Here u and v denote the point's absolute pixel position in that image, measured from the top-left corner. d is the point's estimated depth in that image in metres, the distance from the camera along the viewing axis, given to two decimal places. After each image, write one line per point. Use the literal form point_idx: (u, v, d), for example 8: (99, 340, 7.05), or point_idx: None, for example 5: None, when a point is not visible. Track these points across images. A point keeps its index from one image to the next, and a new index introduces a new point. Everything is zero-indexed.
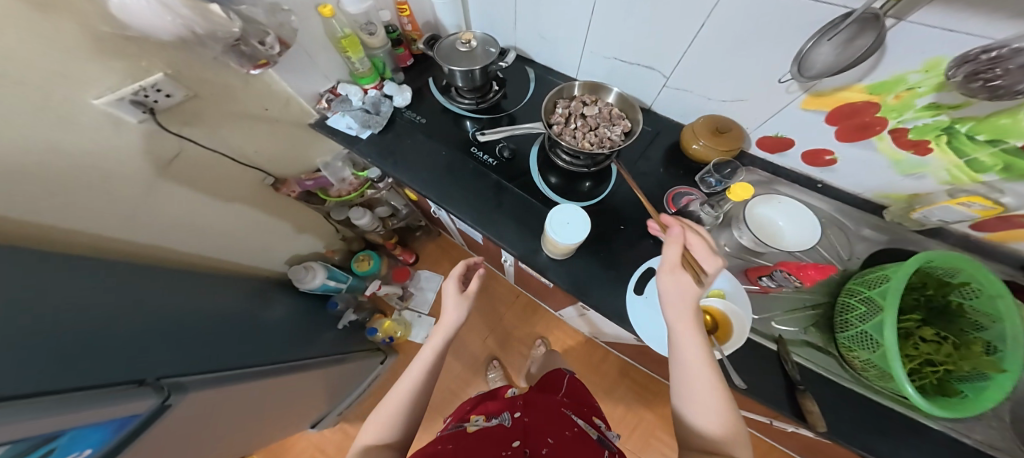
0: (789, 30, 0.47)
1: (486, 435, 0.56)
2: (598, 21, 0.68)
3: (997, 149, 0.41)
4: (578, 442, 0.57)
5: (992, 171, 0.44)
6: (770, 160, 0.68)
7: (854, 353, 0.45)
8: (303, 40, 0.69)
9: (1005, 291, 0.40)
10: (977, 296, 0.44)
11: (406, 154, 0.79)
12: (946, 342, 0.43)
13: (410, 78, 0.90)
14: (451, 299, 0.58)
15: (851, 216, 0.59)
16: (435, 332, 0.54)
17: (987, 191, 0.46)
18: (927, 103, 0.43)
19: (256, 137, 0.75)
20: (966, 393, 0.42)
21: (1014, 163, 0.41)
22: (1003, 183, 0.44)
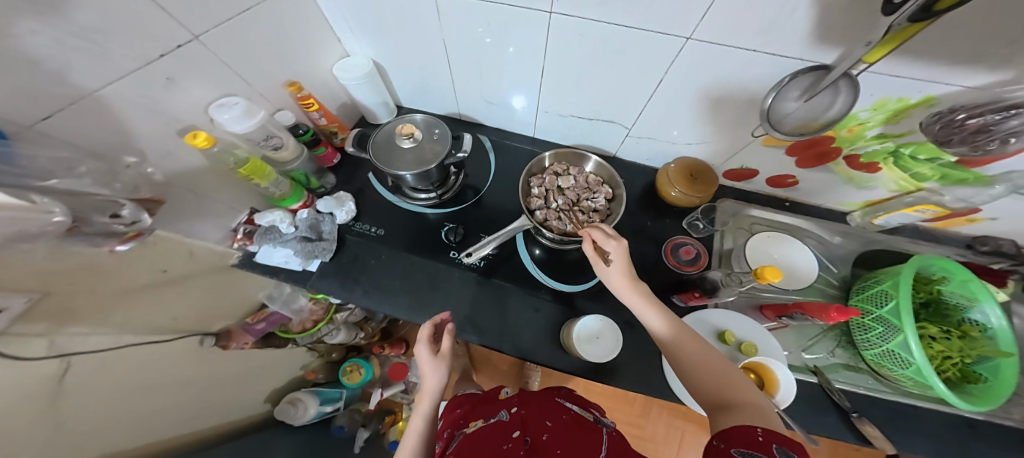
0: (746, 79, 0.48)
1: (487, 437, 0.52)
2: (547, 83, 0.65)
3: (936, 165, 0.47)
4: (582, 424, 0.51)
5: (932, 181, 0.51)
6: (738, 187, 0.70)
7: (887, 369, 0.49)
8: (194, 177, 0.52)
9: (973, 276, 0.48)
10: (953, 284, 0.51)
11: (377, 278, 0.68)
12: (952, 335, 0.50)
13: (343, 178, 0.78)
14: (428, 368, 0.51)
15: (823, 226, 0.65)
16: (423, 395, 0.50)
17: (931, 193, 0.53)
18: (876, 133, 0.47)
19: (168, 308, 0.55)
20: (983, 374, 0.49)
21: (951, 174, 0.48)
22: (943, 189, 0.51)
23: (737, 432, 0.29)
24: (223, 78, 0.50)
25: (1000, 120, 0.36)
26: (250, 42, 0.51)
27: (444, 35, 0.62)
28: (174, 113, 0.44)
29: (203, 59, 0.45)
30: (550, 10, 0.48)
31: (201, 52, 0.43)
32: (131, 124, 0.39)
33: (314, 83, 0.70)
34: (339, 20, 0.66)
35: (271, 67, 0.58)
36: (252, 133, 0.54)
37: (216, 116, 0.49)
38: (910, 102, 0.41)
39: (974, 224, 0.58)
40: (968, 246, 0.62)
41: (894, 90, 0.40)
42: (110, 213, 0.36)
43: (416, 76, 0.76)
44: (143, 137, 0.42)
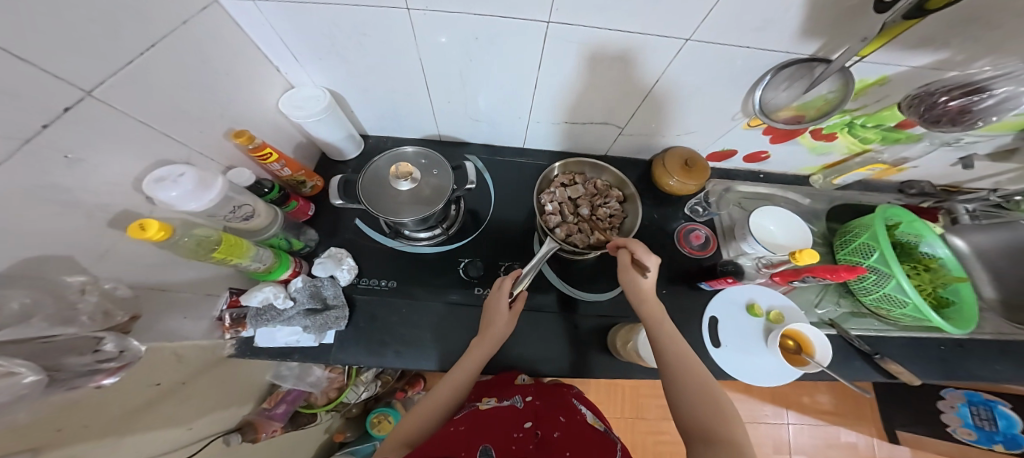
0: (737, 74, 0.52)
1: (496, 415, 0.49)
2: (542, 94, 0.62)
3: (880, 129, 0.60)
4: (596, 431, 0.49)
5: (876, 142, 0.64)
6: (718, 167, 0.78)
7: (885, 308, 0.61)
8: (148, 279, 0.39)
9: (915, 217, 0.66)
10: (908, 231, 0.67)
11: (401, 334, 0.60)
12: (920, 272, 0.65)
13: (324, 232, 0.65)
14: (500, 317, 0.55)
15: (791, 189, 0.76)
16: (482, 343, 0.54)
17: (876, 153, 0.67)
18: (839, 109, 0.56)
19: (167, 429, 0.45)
20: (952, 298, 0.64)
21: (890, 135, 0.62)
22: (882, 148, 0.66)
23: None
24: (163, 149, 0.36)
25: (977, 102, 0.47)
26: (184, 100, 0.37)
27: (422, 56, 0.52)
28: (117, 202, 0.32)
29: (135, 129, 0.32)
30: (547, 20, 0.44)
31: (127, 123, 0.31)
32: (64, 231, 0.28)
33: (278, 129, 0.56)
34: (277, 48, 0.48)
35: (220, 122, 0.44)
36: (212, 206, 0.39)
37: (158, 196, 0.33)
38: (869, 81, 0.50)
39: (900, 172, 0.75)
40: (900, 191, 0.80)
41: (864, 73, 0.49)
42: (90, 352, 0.28)
43: (384, 106, 0.65)
44: (80, 246, 0.30)
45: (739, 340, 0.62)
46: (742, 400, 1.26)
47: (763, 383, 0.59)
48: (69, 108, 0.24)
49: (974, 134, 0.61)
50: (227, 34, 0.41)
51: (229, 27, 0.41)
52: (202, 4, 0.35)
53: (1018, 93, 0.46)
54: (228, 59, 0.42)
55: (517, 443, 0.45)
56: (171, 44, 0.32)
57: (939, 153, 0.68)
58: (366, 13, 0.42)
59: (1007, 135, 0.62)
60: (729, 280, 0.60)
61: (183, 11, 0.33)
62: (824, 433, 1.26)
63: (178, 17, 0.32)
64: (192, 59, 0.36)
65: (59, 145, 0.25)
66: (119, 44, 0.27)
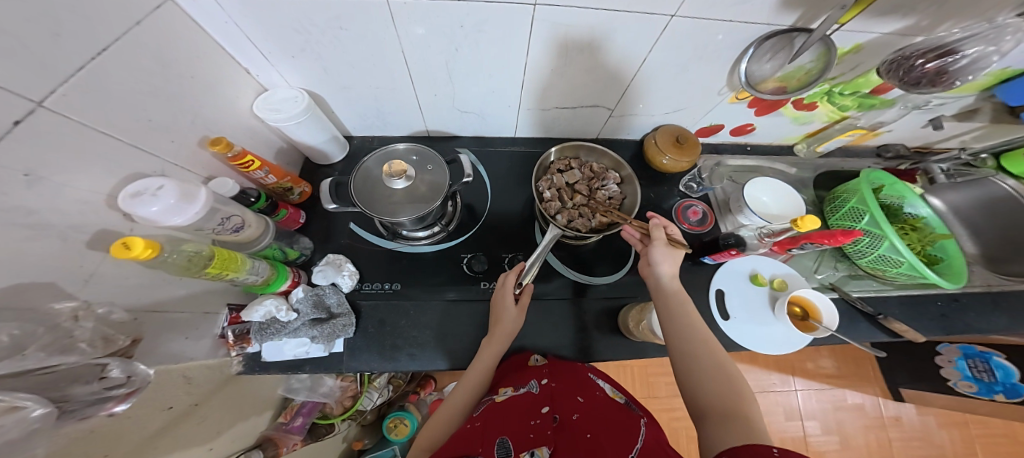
0: (723, 50, 0.52)
1: (513, 405, 0.50)
2: (531, 80, 0.61)
3: (857, 96, 0.61)
4: (615, 411, 0.50)
5: (853, 109, 0.65)
6: (706, 142, 0.78)
7: (881, 268, 0.61)
8: (140, 301, 0.38)
9: (895, 179, 0.64)
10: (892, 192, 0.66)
11: (412, 336, 0.60)
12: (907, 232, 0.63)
13: (319, 238, 0.64)
14: (507, 312, 0.55)
15: (782, 159, 0.77)
16: (494, 342, 0.54)
17: (854, 120, 0.68)
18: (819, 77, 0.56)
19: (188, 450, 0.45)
20: (941, 255, 0.62)
21: (867, 100, 0.62)
22: (861, 113, 0.66)
23: (753, 448, 0.30)
24: (138, 163, 0.33)
25: (953, 63, 0.47)
26: (149, 109, 0.33)
27: (405, 47, 0.50)
28: (94, 222, 0.30)
29: (104, 142, 0.29)
30: (533, 3, 0.43)
31: (91, 135, 0.27)
32: (40, 257, 0.25)
33: (255, 135, 0.53)
34: (245, 48, 0.45)
35: (196, 132, 0.41)
36: (198, 220, 0.36)
37: (138, 212, 0.30)
38: (845, 50, 0.51)
39: (878, 136, 0.76)
40: (877, 155, 0.81)
41: (840, 41, 0.49)
42: (95, 379, 0.27)
43: (366, 104, 0.63)
44: (62, 270, 0.28)
45: (746, 310, 0.64)
46: (749, 371, 1.28)
47: (770, 351, 0.60)
48: (18, 121, 0.21)
49: (943, 96, 0.62)
50: (186, 32, 0.37)
51: (189, 26, 0.37)
52: (155, 1, 0.32)
53: (992, 51, 0.46)
54: (192, 62, 0.38)
55: (534, 431, 0.46)
56: (131, 47, 0.29)
57: (910, 117, 0.69)
58: (341, 4, 0.40)
59: (971, 96, 0.64)
60: (731, 252, 0.60)
61: (135, 10, 0.29)
62: (831, 396, 1.29)
63: (131, 16, 0.29)
64: (150, 63, 0.32)
65: (19, 162, 0.22)
66: (69, 47, 0.24)
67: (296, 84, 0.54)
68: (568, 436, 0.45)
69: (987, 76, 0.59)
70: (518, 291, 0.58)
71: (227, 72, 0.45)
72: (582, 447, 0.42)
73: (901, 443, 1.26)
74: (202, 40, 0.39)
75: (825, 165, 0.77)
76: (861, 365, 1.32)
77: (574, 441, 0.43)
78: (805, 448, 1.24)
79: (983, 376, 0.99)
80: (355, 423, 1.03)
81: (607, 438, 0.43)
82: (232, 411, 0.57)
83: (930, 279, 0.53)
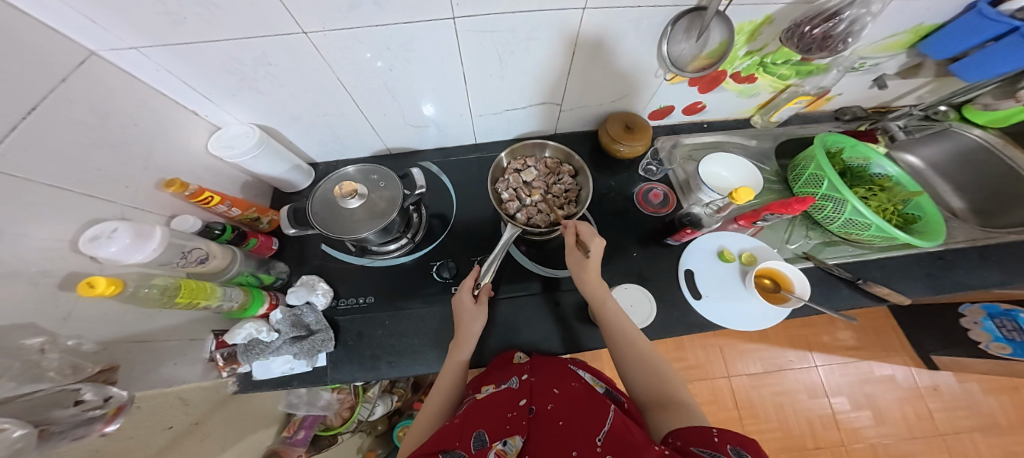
0: (640, 31, 0.53)
1: (491, 401, 0.47)
2: (473, 89, 0.64)
3: (791, 64, 0.62)
4: (594, 395, 0.46)
5: (795, 77, 0.66)
6: (663, 124, 0.81)
7: (854, 233, 0.64)
8: (117, 332, 0.42)
9: (858, 142, 0.68)
10: (857, 156, 0.70)
11: (390, 345, 0.62)
12: (878, 193, 0.67)
13: (294, 261, 0.69)
14: (467, 313, 0.56)
15: (740, 133, 0.80)
16: (460, 346, 0.55)
17: (797, 87, 0.68)
18: (745, 52, 0.59)
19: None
20: (917, 212, 0.66)
21: (802, 69, 0.63)
22: (804, 81, 0.67)
23: (695, 430, 0.32)
24: (93, 209, 0.40)
25: (834, 27, 0.50)
26: (95, 159, 0.39)
27: (338, 73, 0.54)
28: (60, 267, 0.36)
29: (55, 194, 0.35)
30: (453, 16, 0.46)
31: (40, 189, 0.33)
32: (18, 301, 0.31)
33: (213, 171, 0.59)
34: (187, 91, 0.51)
35: (149, 175, 0.47)
36: (158, 255, 0.42)
37: (99, 254, 0.36)
38: (758, 21, 0.53)
39: (832, 100, 0.77)
40: (836, 118, 0.82)
41: (748, 15, 0.51)
42: (73, 404, 0.32)
43: (320, 131, 0.68)
44: (40, 312, 0.33)
45: (718, 287, 0.63)
46: (761, 350, 1.29)
47: (742, 327, 0.59)
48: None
49: (873, 56, 0.64)
50: (117, 82, 0.42)
51: (118, 74, 0.42)
52: (78, 58, 0.37)
53: (865, 12, 0.48)
54: (133, 110, 0.44)
55: (511, 424, 0.42)
56: (58, 104, 0.34)
57: (852, 80, 0.70)
58: (261, 43, 0.45)
59: (901, 54, 0.65)
60: (688, 232, 0.60)
61: (60, 68, 0.35)
62: (856, 370, 1.26)
63: (55, 76, 0.34)
64: (86, 115, 0.38)
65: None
66: (6, 113, 0.29)
67: (246, 119, 0.61)
68: (542, 426, 0.41)
69: (905, 34, 0.59)
70: (477, 292, 0.59)
71: (171, 111, 0.50)
72: (553, 437, 0.39)
73: (943, 414, 1.21)
74: (133, 85, 0.45)
75: (784, 134, 0.80)
76: (884, 334, 1.31)
77: (545, 431, 0.40)
78: (836, 426, 1.20)
79: (1015, 335, 0.97)
80: (365, 434, 1.08)
81: (580, 425, 0.39)
82: (236, 426, 0.62)
83: (899, 238, 0.56)
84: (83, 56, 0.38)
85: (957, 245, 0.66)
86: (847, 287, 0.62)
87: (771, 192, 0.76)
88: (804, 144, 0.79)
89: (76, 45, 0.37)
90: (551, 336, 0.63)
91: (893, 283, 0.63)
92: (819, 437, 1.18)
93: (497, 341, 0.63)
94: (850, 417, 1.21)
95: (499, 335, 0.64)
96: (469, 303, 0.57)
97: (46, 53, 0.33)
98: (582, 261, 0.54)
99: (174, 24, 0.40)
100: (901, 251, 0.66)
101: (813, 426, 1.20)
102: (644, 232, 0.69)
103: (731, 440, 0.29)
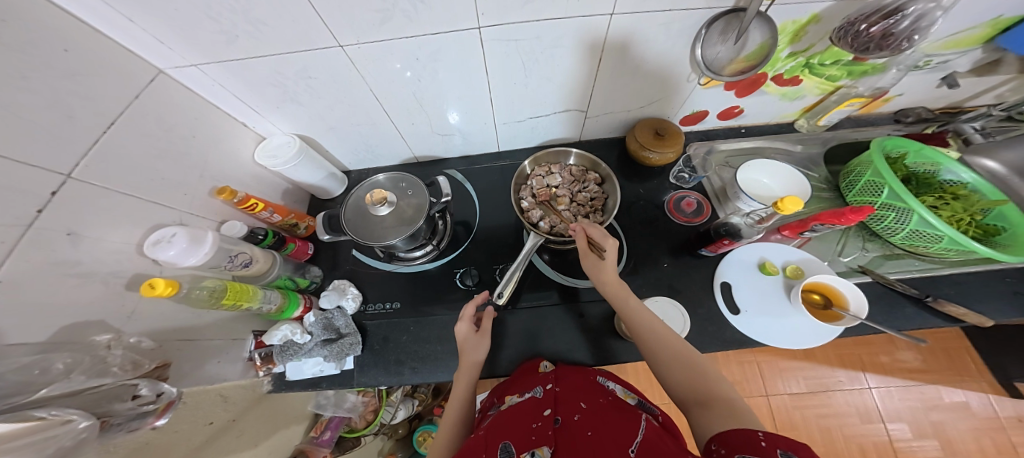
0: (677, 34, 0.52)
1: (516, 412, 0.46)
2: (500, 97, 0.64)
3: (841, 64, 0.58)
4: (622, 409, 0.44)
5: (845, 78, 0.61)
6: (695, 130, 0.78)
7: (921, 246, 0.58)
8: (169, 329, 0.45)
9: (923, 145, 0.62)
10: (924, 161, 0.64)
11: (413, 351, 0.63)
12: (951, 201, 0.61)
13: (328, 266, 0.72)
14: (468, 343, 0.55)
15: (783, 139, 0.75)
16: (460, 377, 0.53)
17: (849, 89, 0.64)
18: (789, 53, 0.56)
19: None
20: (1000, 223, 0.59)
21: (854, 69, 0.59)
22: (856, 82, 0.62)
23: (740, 435, 0.28)
24: (157, 215, 0.43)
25: (895, 24, 0.46)
26: (160, 168, 0.43)
27: (371, 84, 0.56)
28: (128, 268, 0.39)
29: (128, 202, 0.39)
30: (479, 25, 0.47)
31: (112, 197, 0.37)
32: (87, 300, 0.35)
33: (258, 179, 0.63)
34: (238, 105, 0.55)
35: (204, 183, 0.51)
36: (210, 259, 0.45)
37: (159, 257, 0.39)
38: (803, 21, 0.50)
39: (889, 101, 0.72)
40: (896, 121, 0.77)
41: (793, 14, 0.48)
42: (130, 398, 0.34)
43: (355, 140, 0.71)
44: (107, 309, 0.37)
45: (761, 301, 0.58)
46: (806, 368, 1.19)
47: (788, 345, 0.55)
48: (55, 191, 0.31)
49: (941, 54, 0.58)
50: (179, 97, 0.46)
51: (181, 91, 0.47)
52: (148, 76, 0.42)
53: (933, 8, 0.45)
54: (192, 123, 0.48)
55: (537, 434, 0.41)
56: (127, 118, 0.38)
57: (914, 79, 0.65)
58: (303, 57, 0.48)
59: (976, 49, 0.59)
60: (726, 243, 0.56)
61: (133, 87, 0.40)
62: (919, 394, 1.13)
63: (129, 93, 0.39)
64: (154, 128, 0.42)
65: (61, 225, 0.32)
66: (76, 136, 0.33)
67: (287, 130, 0.64)
68: (570, 438, 0.39)
69: (978, 29, 0.54)
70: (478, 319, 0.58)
71: (221, 121, 0.54)
72: (584, 447, 0.36)
73: None
74: (192, 99, 0.49)
75: (834, 138, 0.75)
76: (956, 357, 1.17)
77: (574, 441, 0.38)
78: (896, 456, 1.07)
79: None
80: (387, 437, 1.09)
81: (609, 435, 0.37)
82: (269, 423, 0.65)
83: (977, 251, 0.50)
84: (152, 73, 0.43)
85: None
86: (910, 305, 0.57)
87: (820, 200, 0.70)
88: (857, 148, 0.73)
89: (145, 65, 0.42)
90: (579, 349, 0.61)
91: (968, 301, 0.56)
92: None
93: (522, 350, 0.62)
94: (911, 446, 1.08)
95: (524, 346, 0.62)
96: (468, 332, 0.56)
97: (118, 69, 0.38)
98: (598, 263, 0.52)
99: (228, 42, 0.43)
100: (980, 267, 0.59)
101: (865, 454, 1.08)
102: (678, 241, 0.66)
103: (779, 444, 0.25)
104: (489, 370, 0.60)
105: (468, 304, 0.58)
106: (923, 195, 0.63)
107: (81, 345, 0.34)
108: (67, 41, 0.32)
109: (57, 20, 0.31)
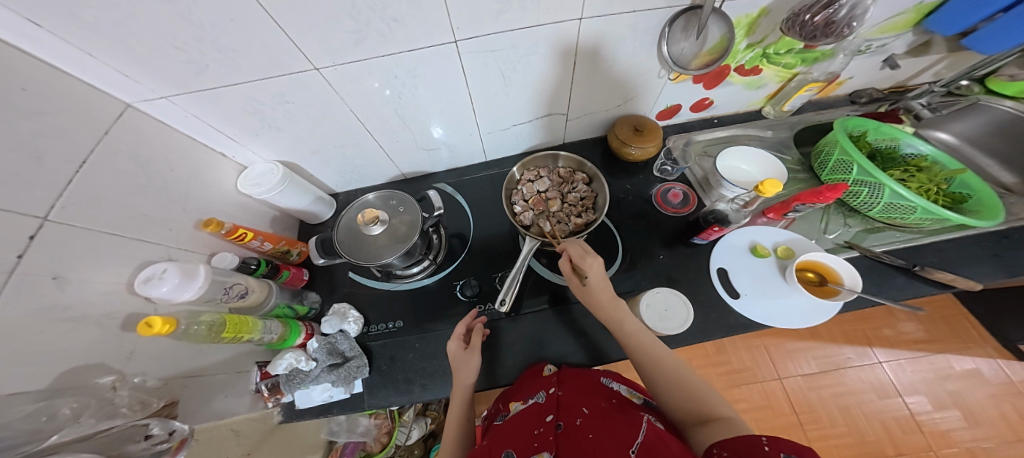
0: (642, 30, 0.53)
1: (521, 419, 0.47)
2: (479, 108, 0.66)
3: (794, 52, 0.61)
4: (625, 412, 0.43)
5: (801, 64, 0.64)
6: (671, 124, 0.80)
7: (898, 217, 0.60)
8: (169, 368, 0.45)
9: (881, 124, 0.65)
10: (886, 138, 0.67)
11: (421, 368, 0.63)
12: (917, 174, 0.63)
13: (325, 290, 0.73)
14: (457, 360, 0.55)
15: (752, 125, 0.78)
16: (456, 395, 0.54)
17: (805, 74, 0.67)
18: (747, 45, 0.58)
19: None
20: (964, 192, 0.62)
21: (807, 56, 0.62)
22: (809, 68, 0.65)
23: (747, 440, 0.27)
24: (144, 252, 0.44)
25: (835, 13, 0.49)
26: (142, 205, 0.44)
27: (350, 105, 0.58)
28: (121, 309, 0.39)
29: (113, 241, 0.40)
30: (455, 39, 0.49)
31: (97, 237, 0.38)
32: (84, 343, 0.35)
33: (243, 208, 0.64)
34: (219, 137, 0.57)
35: (188, 216, 0.52)
36: (204, 292, 0.46)
37: (152, 294, 0.39)
38: (754, 15, 0.52)
39: (846, 83, 0.75)
40: (852, 101, 0.79)
41: (743, 9, 0.51)
42: (143, 438, 0.35)
43: (340, 163, 0.73)
44: (106, 351, 0.37)
45: (756, 285, 0.59)
46: (813, 348, 1.18)
47: (790, 326, 0.55)
48: (33, 236, 0.31)
49: (879, 38, 0.62)
50: (152, 130, 0.47)
51: (151, 123, 0.47)
52: (116, 112, 0.42)
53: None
54: (169, 158, 0.49)
55: (539, 440, 0.41)
56: (105, 161, 0.39)
57: (860, 62, 0.68)
58: (278, 82, 0.49)
59: (907, 32, 0.62)
60: (716, 229, 0.58)
61: (102, 124, 0.40)
62: (930, 365, 1.13)
63: (99, 129, 0.39)
64: (130, 165, 0.43)
65: (46, 269, 0.32)
66: (49, 183, 0.33)
67: (269, 157, 0.66)
68: (571, 440, 0.39)
69: (908, 13, 0.57)
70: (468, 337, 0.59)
71: (202, 154, 0.55)
72: (583, 449, 0.36)
73: None
74: (165, 132, 0.49)
75: (801, 121, 0.77)
76: (957, 324, 1.18)
77: (575, 444, 0.38)
78: (919, 430, 1.05)
79: None
80: None
81: (611, 438, 0.37)
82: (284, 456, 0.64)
83: (949, 219, 0.52)
84: (120, 108, 0.43)
85: (1022, 222, 0.60)
86: (901, 274, 0.58)
87: (797, 181, 0.72)
88: (824, 129, 0.76)
89: (113, 100, 0.42)
90: (586, 349, 0.61)
91: (958, 266, 0.57)
92: (899, 443, 1.04)
93: (526, 356, 0.62)
94: (933, 418, 1.06)
95: (533, 350, 0.62)
96: (458, 350, 0.56)
97: (92, 113, 0.39)
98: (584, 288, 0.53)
99: (198, 72, 0.44)
100: (962, 232, 0.60)
101: (889, 430, 1.06)
102: (664, 233, 0.67)
103: (784, 448, 0.24)
104: (495, 381, 0.60)
105: (460, 325, 0.59)
106: (891, 170, 0.65)
107: (86, 388, 0.35)
108: (23, 80, 0.32)
109: (15, 62, 0.31)
